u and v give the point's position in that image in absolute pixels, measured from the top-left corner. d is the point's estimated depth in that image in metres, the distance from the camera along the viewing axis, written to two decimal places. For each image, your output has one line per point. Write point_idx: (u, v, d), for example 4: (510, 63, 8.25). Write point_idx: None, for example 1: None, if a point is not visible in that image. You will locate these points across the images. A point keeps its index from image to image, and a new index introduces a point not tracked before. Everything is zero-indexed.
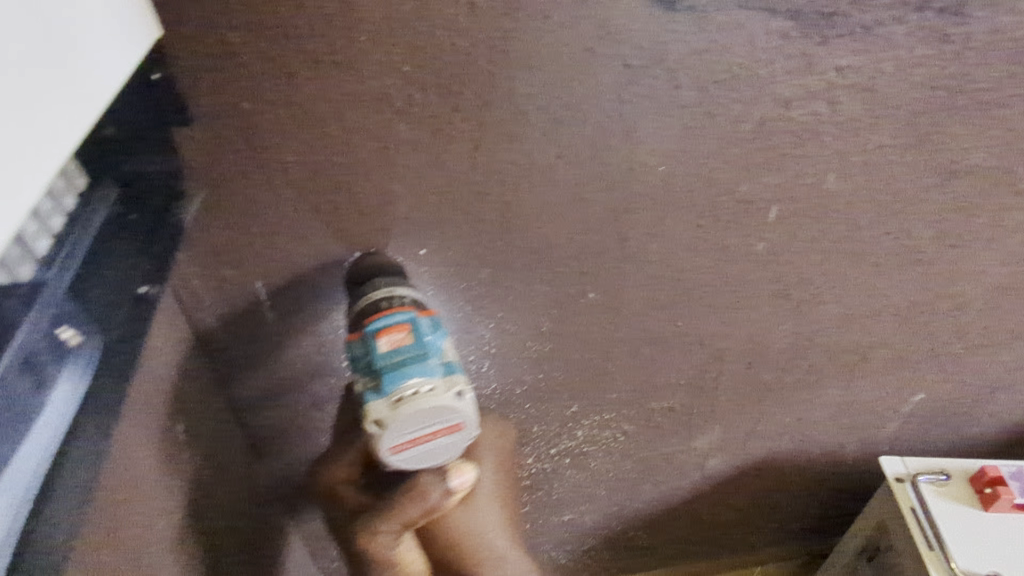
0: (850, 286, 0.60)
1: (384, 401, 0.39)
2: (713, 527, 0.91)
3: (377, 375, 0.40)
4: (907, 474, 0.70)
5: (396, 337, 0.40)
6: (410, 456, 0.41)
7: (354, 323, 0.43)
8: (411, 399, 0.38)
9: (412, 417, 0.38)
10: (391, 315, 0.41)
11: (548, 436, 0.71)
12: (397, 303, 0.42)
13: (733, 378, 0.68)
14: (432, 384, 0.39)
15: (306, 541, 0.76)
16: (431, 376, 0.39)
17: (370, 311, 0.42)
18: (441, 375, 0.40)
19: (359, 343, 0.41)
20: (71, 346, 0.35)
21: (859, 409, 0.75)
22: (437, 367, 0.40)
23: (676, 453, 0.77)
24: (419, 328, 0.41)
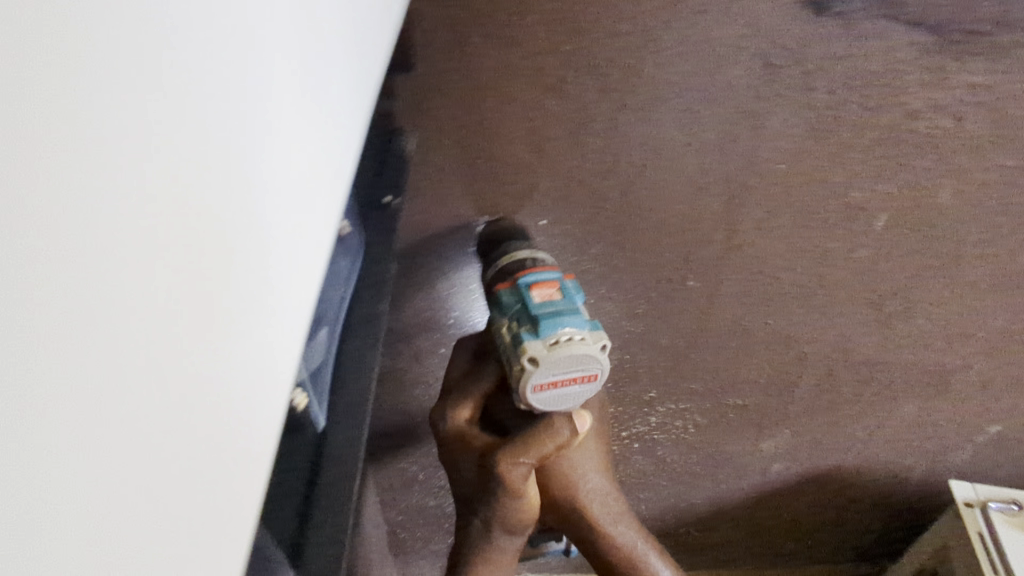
0: (944, 303, 0.61)
1: (540, 342, 0.42)
2: (765, 534, 0.92)
3: (532, 320, 0.43)
4: (977, 500, 0.70)
5: (548, 291, 0.44)
6: (549, 398, 0.43)
7: (499, 275, 0.48)
8: (567, 343, 0.42)
9: (564, 359, 0.41)
10: (541, 271, 0.46)
11: (622, 420, 0.74)
12: (540, 262, 0.47)
13: (812, 382, 0.70)
14: (582, 333, 0.42)
15: (379, 491, 0.81)
16: (582, 326, 0.43)
17: (518, 265, 0.47)
18: (589, 329, 0.43)
19: (509, 293, 0.45)
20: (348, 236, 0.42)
21: (932, 431, 0.76)
22: (586, 319, 0.44)
23: (741, 452, 0.79)
24: (566, 287, 0.45)
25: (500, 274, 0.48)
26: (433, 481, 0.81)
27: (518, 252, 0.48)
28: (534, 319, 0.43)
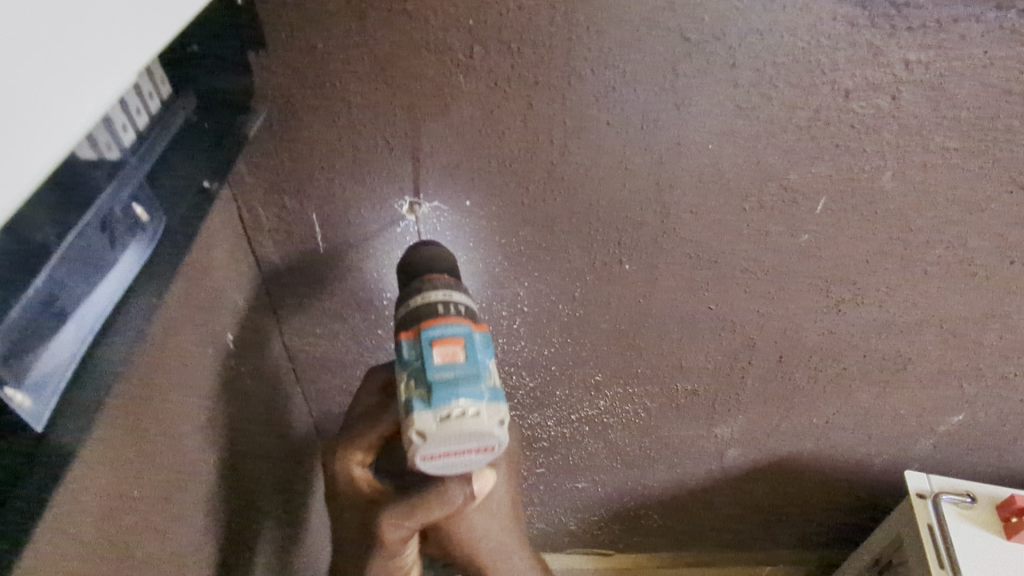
0: (895, 291, 0.59)
1: (432, 415, 0.41)
2: (726, 517, 0.92)
3: (428, 386, 0.42)
4: (930, 491, 0.68)
5: (451, 352, 0.42)
6: (439, 463, 0.43)
7: (407, 314, 0.45)
8: (455, 422, 0.41)
9: (449, 437, 0.41)
10: (448, 325, 0.43)
11: (570, 402, 0.73)
12: (453, 308, 0.45)
13: (762, 369, 0.68)
14: (478, 409, 0.41)
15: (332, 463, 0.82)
16: (476, 402, 0.41)
17: (428, 308, 0.45)
18: (487, 400, 0.42)
19: (412, 345, 0.43)
20: (143, 222, 0.37)
21: (891, 419, 0.74)
22: (484, 392, 0.42)
23: (696, 437, 0.78)
24: (472, 344, 0.43)
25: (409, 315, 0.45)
26: None
27: (431, 296, 0.45)
28: (430, 386, 0.42)
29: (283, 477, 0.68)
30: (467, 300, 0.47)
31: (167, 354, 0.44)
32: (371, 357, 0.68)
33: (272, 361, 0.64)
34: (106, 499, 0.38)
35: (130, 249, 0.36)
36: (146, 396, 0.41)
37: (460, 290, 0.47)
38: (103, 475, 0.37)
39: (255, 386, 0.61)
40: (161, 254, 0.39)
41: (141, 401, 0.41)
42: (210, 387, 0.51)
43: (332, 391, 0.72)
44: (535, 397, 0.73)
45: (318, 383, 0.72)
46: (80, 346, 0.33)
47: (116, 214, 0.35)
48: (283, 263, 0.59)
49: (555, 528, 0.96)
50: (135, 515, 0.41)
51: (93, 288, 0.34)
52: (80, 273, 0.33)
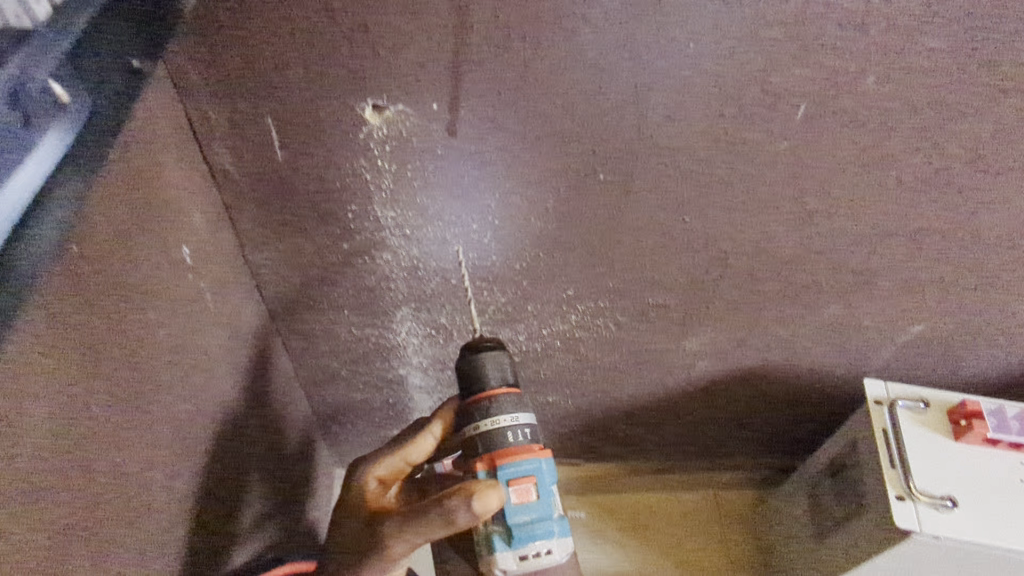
0: (867, 201, 0.59)
1: (512, 555, 0.56)
2: (691, 428, 0.95)
3: (508, 530, 0.56)
4: (886, 398, 0.72)
5: (525, 494, 0.55)
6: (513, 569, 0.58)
7: (480, 444, 0.56)
8: (533, 556, 0.56)
9: (529, 563, 0.56)
10: (522, 467, 0.55)
11: (542, 317, 0.73)
12: (520, 442, 0.56)
13: (732, 284, 0.69)
14: (549, 547, 0.56)
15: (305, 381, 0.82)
16: (550, 539, 0.56)
17: (500, 444, 0.55)
18: (556, 535, 0.56)
19: (490, 481, 0.55)
20: (63, 103, 0.33)
21: (854, 331, 0.76)
22: (556, 529, 0.56)
23: (664, 351, 0.79)
24: (541, 482, 0.56)
25: (483, 445, 0.56)
26: (357, 377, 0.82)
27: (501, 433, 0.55)
28: (509, 531, 0.56)
29: (252, 394, 0.68)
30: (529, 418, 0.58)
31: (108, 260, 0.41)
32: (338, 273, 0.66)
33: (235, 276, 0.62)
34: (51, 404, 0.36)
35: (48, 135, 0.32)
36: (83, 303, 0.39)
37: (520, 411, 0.57)
38: (40, 375, 0.35)
39: (218, 303, 0.59)
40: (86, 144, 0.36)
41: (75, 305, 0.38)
42: (168, 301, 0.49)
43: (300, 308, 0.71)
44: (507, 314, 0.72)
45: (285, 301, 0.70)
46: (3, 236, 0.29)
47: (31, 90, 0.31)
48: (241, 172, 0.55)
49: None
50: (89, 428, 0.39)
51: (15, 171, 0.30)
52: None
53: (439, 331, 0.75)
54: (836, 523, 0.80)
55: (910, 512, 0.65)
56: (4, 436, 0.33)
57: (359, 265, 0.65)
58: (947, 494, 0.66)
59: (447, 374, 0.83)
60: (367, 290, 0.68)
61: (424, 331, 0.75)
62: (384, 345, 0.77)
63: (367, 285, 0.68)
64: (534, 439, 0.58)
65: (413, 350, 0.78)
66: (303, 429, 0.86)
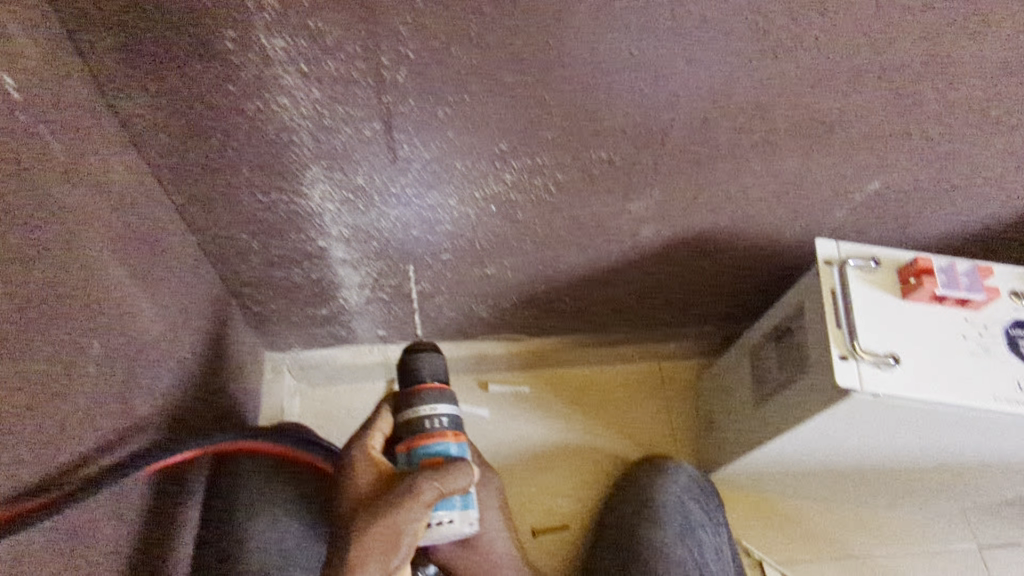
0: (840, 28, 0.51)
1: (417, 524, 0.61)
2: (637, 299, 0.92)
3: None
4: (837, 257, 0.69)
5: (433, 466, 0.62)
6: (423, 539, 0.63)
7: (405, 429, 0.64)
8: (435, 525, 0.61)
9: (436, 537, 0.61)
10: (432, 446, 0.63)
11: (474, 177, 0.65)
12: (436, 426, 0.64)
13: (684, 134, 0.62)
14: (451, 516, 0.61)
15: (212, 258, 0.73)
16: (451, 510, 0.61)
17: (417, 429, 0.64)
18: (459, 509, 0.62)
19: (405, 458, 0.63)
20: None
21: (810, 187, 0.71)
22: (457, 501, 0.61)
23: (609, 215, 0.73)
24: (449, 457, 0.63)
25: (406, 425, 0.64)
26: (272, 251, 0.74)
27: (421, 415, 0.64)
28: None
29: (139, 269, 0.59)
30: (449, 409, 0.66)
31: None
32: (226, 123, 0.56)
33: (93, 127, 0.52)
34: None
35: None
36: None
37: (444, 399, 0.66)
38: None
39: (64, 155, 0.49)
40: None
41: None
42: None
43: (189, 170, 0.60)
44: (434, 173, 0.64)
45: (170, 162, 0.59)
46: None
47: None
48: None
49: (466, 317, 0.94)
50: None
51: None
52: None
53: (358, 195, 0.66)
54: (777, 387, 0.79)
55: (852, 371, 0.64)
56: None
57: (250, 113, 0.55)
58: (890, 352, 0.64)
59: (374, 246, 0.75)
60: (266, 145, 0.58)
61: (341, 195, 0.66)
62: (297, 214, 0.68)
63: (265, 139, 0.58)
64: (453, 426, 0.65)
65: (331, 219, 0.69)
66: (216, 310, 0.78)
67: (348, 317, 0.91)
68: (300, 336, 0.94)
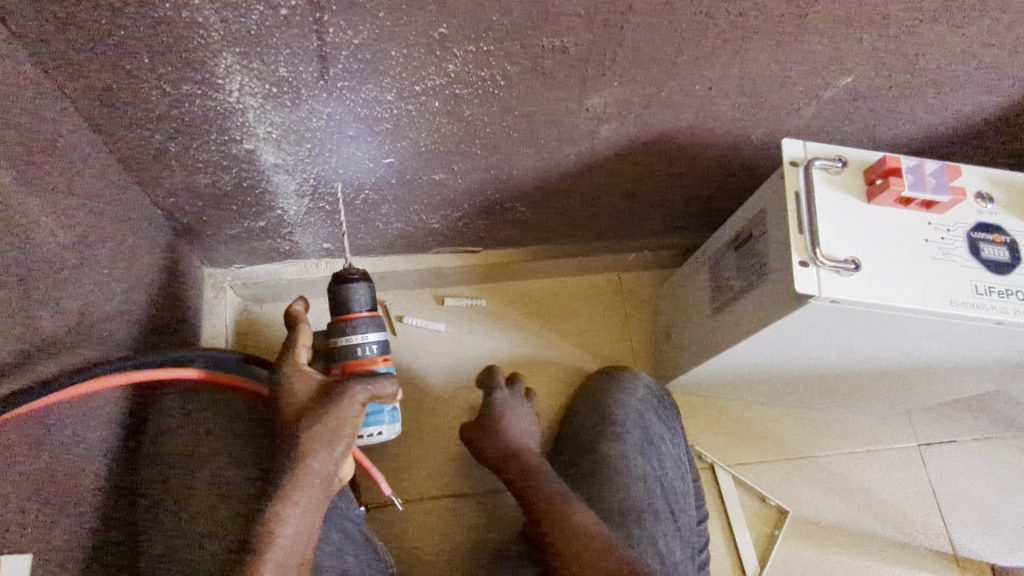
0: None
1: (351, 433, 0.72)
2: (596, 208, 0.88)
3: None
4: (803, 158, 0.65)
5: None
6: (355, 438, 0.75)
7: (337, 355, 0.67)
8: (367, 435, 0.73)
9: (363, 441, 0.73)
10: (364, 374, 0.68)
11: (412, 68, 0.58)
12: (367, 354, 0.68)
13: (645, 19, 0.55)
14: (381, 428, 0.73)
15: (123, 162, 0.65)
16: (381, 425, 0.73)
17: (349, 356, 0.68)
18: (388, 421, 0.73)
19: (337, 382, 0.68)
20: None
21: (778, 82, 0.66)
22: (386, 418, 0.73)
23: (564, 113, 0.67)
24: None
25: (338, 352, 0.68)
26: (192, 156, 0.66)
27: (353, 342, 0.68)
28: None
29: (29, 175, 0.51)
30: (379, 336, 0.70)
31: None
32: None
33: None
34: None
35: None
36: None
37: (374, 328, 0.69)
38: None
39: None
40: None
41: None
42: None
43: (77, 58, 0.52)
44: (366, 63, 0.57)
45: (52, 48, 0.51)
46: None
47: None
48: None
49: (416, 228, 0.89)
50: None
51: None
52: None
53: (282, 90, 0.59)
54: (735, 296, 0.78)
55: (812, 277, 0.61)
56: None
57: None
58: (850, 257, 0.62)
59: (307, 149, 0.68)
60: (164, 27, 0.50)
61: (261, 89, 0.58)
62: (214, 111, 0.60)
63: (161, 19, 0.49)
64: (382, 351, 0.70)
65: (255, 117, 0.62)
66: (138, 220, 0.71)
67: (289, 229, 0.85)
68: (239, 250, 0.88)
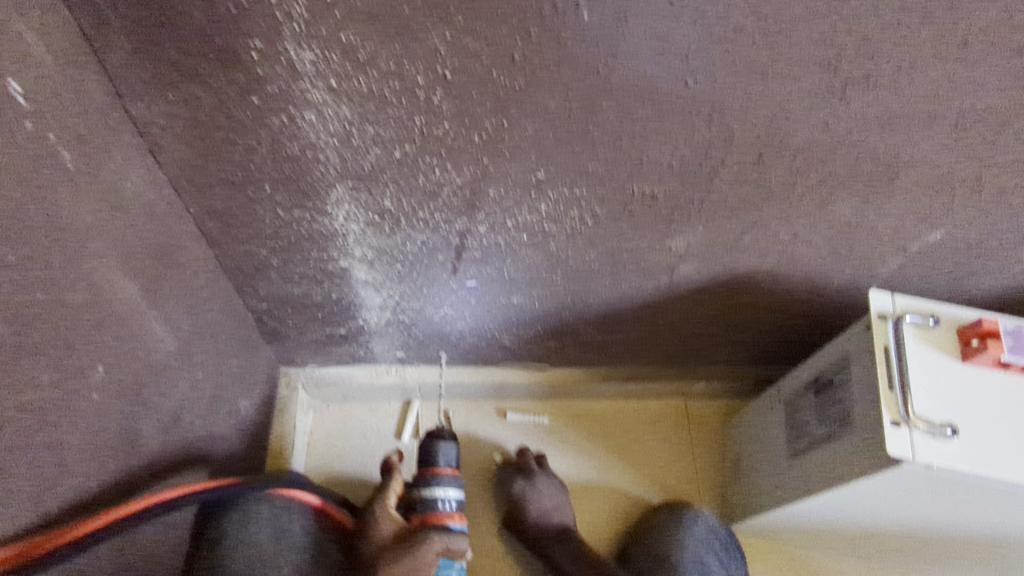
0: (918, 64, 0.47)
1: None
2: (668, 337, 0.88)
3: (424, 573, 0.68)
4: (892, 312, 0.64)
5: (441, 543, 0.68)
6: None
7: (419, 506, 0.71)
8: None
9: None
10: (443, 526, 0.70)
11: (506, 205, 0.61)
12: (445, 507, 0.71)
13: (736, 173, 0.58)
14: None
15: (228, 272, 0.70)
16: None
17: (430, 509, 0.71)
18: None
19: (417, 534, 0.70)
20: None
21: (864, 234, 0.66)
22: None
23: (647, 251, 0.69)
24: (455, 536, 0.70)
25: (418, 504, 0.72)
26: (290, 268, 0.71)
27: (436, 495, 0.71)
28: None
29: (150, 286, 0.55)
30: (460, 494, 0.74)
31: None
32: (253, 139, 0.52)
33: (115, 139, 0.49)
34: None
35: None
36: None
37: (455, 485, 0.74)
38: None
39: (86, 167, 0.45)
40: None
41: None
42: None
43: (210, 185, 0.58)
44: (465, 200, 0.60)
45: (189, 174, 0.56)
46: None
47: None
48: None
49: (488, 344, 0.90)
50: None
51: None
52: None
53: (384, 217, 0.63)
54: (814, 443, 0.74)
55: (904, 439, 0.58)
56: None
57: (274, 129, 0.51)
58: (947, 422, 0.59)
59: (396, 269, 0.71)
60: (291, 163, 0.55)
61: (366, 217, 0.62)
62: (319, 233, 0.65)
63: (289, 156, 0.54)
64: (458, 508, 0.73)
65: (354, 240, 0.66)
66: (233, 325, 0.75)
67: (367, 338, 0.88)
68: (316, 353, 0.91)
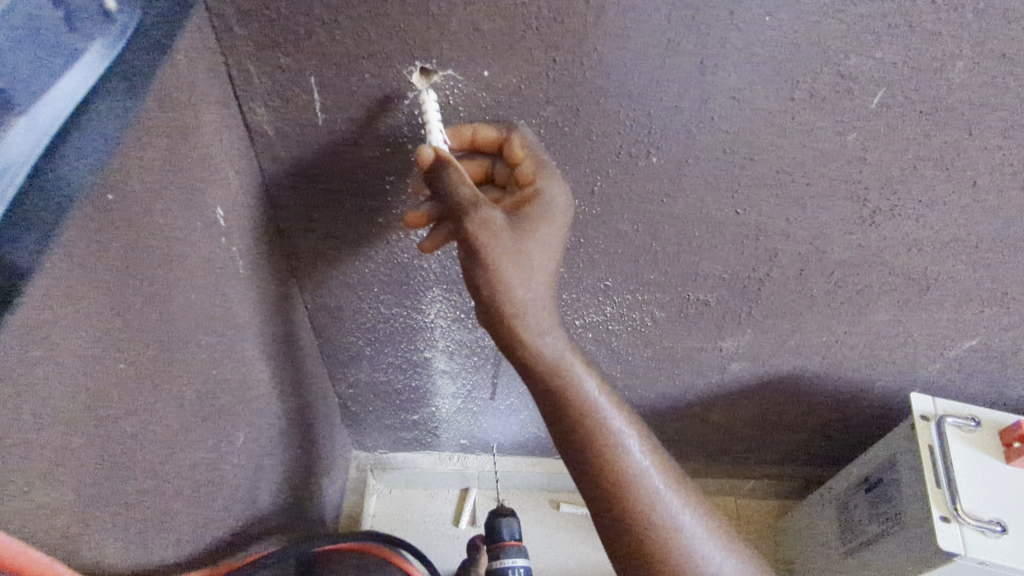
0: (935, 198, 0.56)
1: None
2: (719, 433, 0.92)
3: None
4: (934, 414, 0.69)
5: None
6: None
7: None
8: None
9: None
10: None
11: (577, 306, 0.70)
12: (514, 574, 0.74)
13: (781, 285, 0.66)
14: None
15: (325, 359, 0.80)
16: None
17: None
18: None
19: None
20: (110, 13, 0.37)
21: (902, 341, 0.73)
22: None
23: (699, 351, 0.76)
24: None
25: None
26: (381, 357, 0.80)
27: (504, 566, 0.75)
28: None
29: (276, 369, 0.65)
30: (527, 563, 0.77)
31: (146, 217, 0.39)
32: (372, 248, 0.63)
33: (268, 248, 0.60)
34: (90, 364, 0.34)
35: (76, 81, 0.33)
36: (107, 246, 0.35)
37: (521, 555, 0.77)
38: (87, 315, 0.34)
39: (252, 271, 0.56)
40: (138, 61, 0.37)
41: (100, 247, 0.34)
42: (200, 264, 0.46)
43: (327, 285, 0.68)
44: None
45: (314, 276, 0.67)
46: (38, 148, 0.31)
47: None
48: (279, 136, 0.53)
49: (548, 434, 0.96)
50: (108, 380, 0.36)
51: (61, 76, 0.33)
52: (35, 52, 0.32)
53: (469, 314, 0.72)
54: (867, 540, 0.76)
55: (955, 535, 0.62)
56: (51, 363, 0.32)
57: (392, 240, 0.62)
58: (996, 519, 0.63)
59: (473, 360, 0.80)
60: (400, 268, 0.66)
61: (453, 314, 0.72)
62: (410, 327, 0.74)
63: (399, 262, 0.65)
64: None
65: (440, 333, 0.75)
66: (325, 407, 0.83)
67: (436, 424, 0.95)
68: (388, 437, 0.98)
